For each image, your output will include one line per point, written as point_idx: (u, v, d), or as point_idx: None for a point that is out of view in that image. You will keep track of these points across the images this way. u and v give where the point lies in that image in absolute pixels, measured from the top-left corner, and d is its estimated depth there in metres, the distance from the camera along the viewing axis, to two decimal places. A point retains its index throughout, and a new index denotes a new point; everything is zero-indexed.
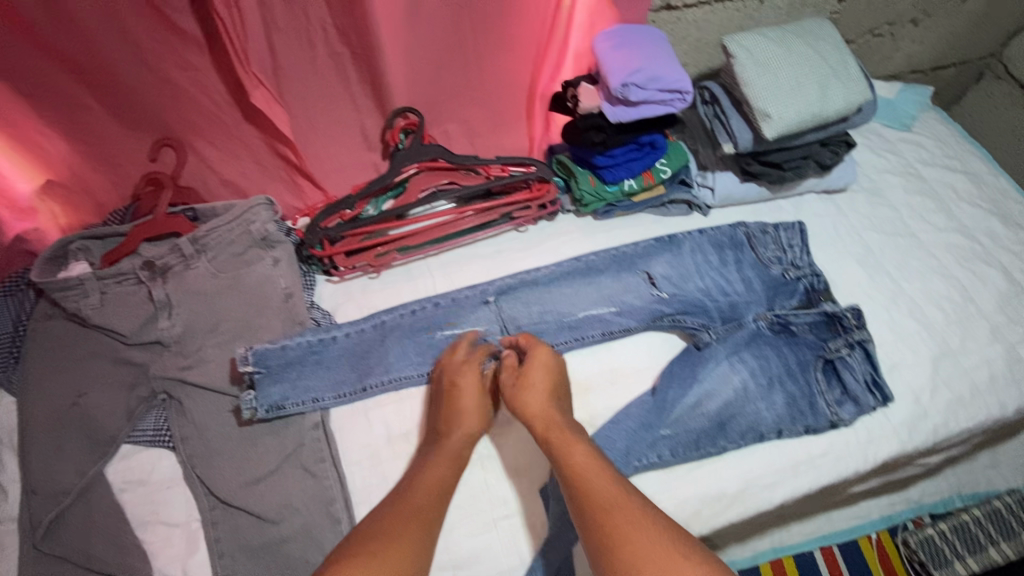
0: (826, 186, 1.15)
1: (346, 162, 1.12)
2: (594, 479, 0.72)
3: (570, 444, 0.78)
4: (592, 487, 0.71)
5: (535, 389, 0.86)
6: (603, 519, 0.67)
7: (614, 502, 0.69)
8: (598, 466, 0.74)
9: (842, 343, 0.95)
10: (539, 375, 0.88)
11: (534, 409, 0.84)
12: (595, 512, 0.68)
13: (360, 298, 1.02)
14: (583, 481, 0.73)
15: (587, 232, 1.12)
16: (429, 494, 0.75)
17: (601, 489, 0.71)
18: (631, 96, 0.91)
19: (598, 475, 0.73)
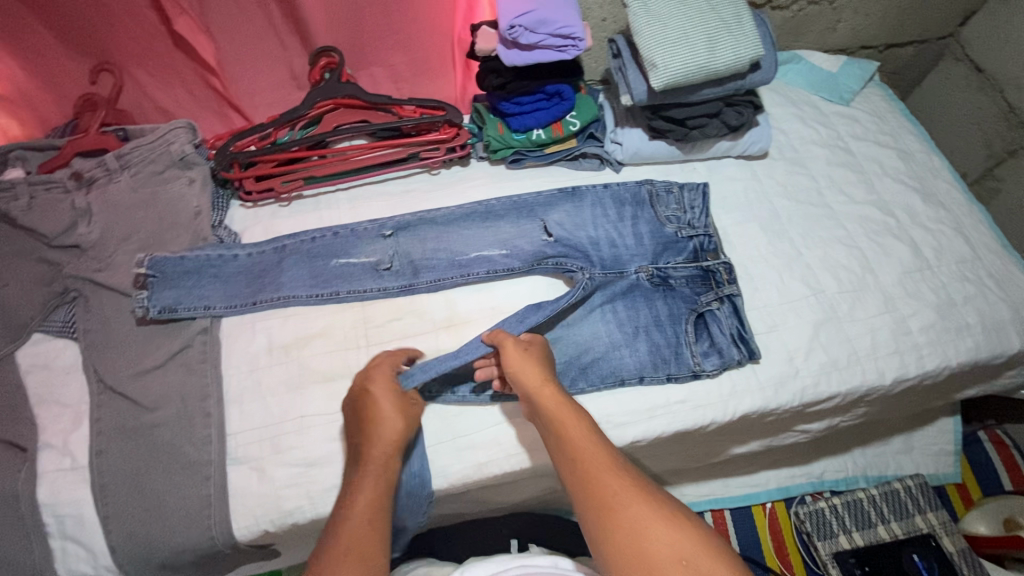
0: (742, 150, 1.15)
1: (276, 98, 1.20)
2: (591, 454, 0.77)
3: (572, 422, 0.80)
4: (592, 462, 0.75)
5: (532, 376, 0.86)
6: (601, 489, 0.73)
7: (613, 474, 0.74)
8: (598, 440, 0.79)
9: (712, 297, 1.00)
10: (533, 370, 0.86)
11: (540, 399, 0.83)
12: (597, 486, 0.73)
13: (267, 222, 1.09)
14: (584, 457, 0.76)
15: (496, 178, 1.16)
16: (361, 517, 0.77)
17: (600, 461, 0.76)
18: (520, 39, 0.94)
19: (599, 449, 0.77)
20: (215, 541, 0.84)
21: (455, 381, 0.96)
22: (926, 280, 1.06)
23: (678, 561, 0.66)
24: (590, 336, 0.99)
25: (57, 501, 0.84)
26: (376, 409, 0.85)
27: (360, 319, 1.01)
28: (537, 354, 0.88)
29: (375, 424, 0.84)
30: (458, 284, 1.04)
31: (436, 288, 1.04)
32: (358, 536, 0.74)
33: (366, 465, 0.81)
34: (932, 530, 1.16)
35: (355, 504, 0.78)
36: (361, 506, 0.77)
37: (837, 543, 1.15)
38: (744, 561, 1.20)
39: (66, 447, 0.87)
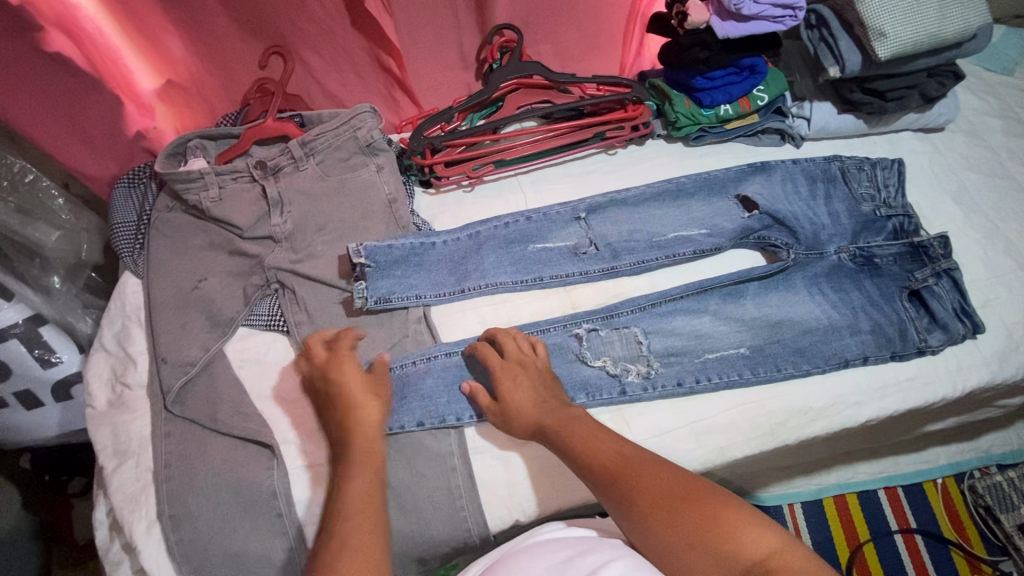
0: (925, 123, 1.12)
1: (442, 80, 1.16)
2: (597, 455, 0.74)
3: (569, 429, 0.78)
4: (605, 456, 0.74)
5: (519, 397, 0.82)
6: (608, 488, 0.71)
7: (618, 469, 0.72)
8: (602, 437, 0.77)
9: (928, 272, 0.96)
10: (524, 399, 0.81)
11: (531, 424, 0.80)
12: (612, 478, 0.72)
13: (456, 209, 1.06)
14: (596, 455, 0.75)
15: (677, 156, 1.13)
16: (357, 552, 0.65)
17: (612, 456, 0.74)
18: (744, 10, 0.90)
19: (603, 445, 0.76)
20: (471, 532, 0.83)
21: (677, 373, 0.92)
22: None
23: (689, 542, 0.64)
24: (810, 319, 0.96)
25: (310, 496, 0.82)
26: (343, 394, 0.81)
27: (568, 305, 0.99)
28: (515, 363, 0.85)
29: (352, 413, 0.80)
30: (661, 266, 1.01)
31: (637, 271, 1.01)
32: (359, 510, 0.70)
33: (347, 456, 0.77)
34: None
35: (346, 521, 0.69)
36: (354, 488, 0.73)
37: (1022, 514, 1.15)
38: (923, 536, 1.20)
39: (306, 442, 0.86)
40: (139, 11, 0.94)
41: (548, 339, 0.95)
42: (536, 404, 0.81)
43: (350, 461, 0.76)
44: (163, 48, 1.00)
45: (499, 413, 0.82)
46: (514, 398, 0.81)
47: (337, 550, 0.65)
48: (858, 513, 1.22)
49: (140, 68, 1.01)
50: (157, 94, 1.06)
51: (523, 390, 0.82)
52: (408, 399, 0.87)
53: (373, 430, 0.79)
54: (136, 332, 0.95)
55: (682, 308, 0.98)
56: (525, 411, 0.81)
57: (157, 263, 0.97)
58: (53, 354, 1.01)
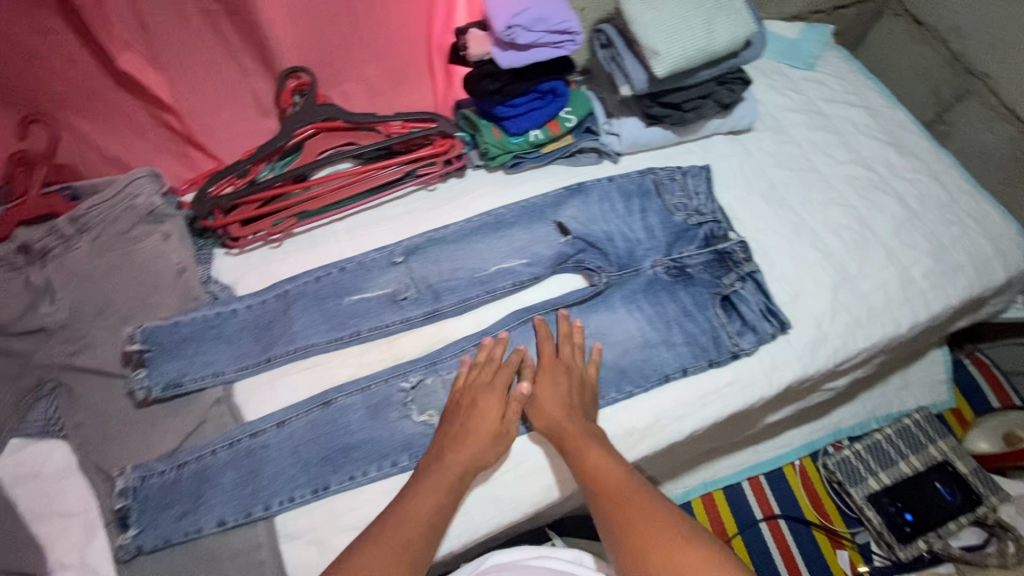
0: (731, 126, 1.16)
1: (242, 129, 1.08)
2: (611, 479, 0.78)
3: (584, 448, 0.81)
4: (614, 487, 0.77)
5: (551, 402, 0.86)
6: (617, 513, 0.75)
7: (630, 500, 0.76)
8: (618, 465, 0.80)
9: (734, 277, 0.99)
10: (481, 423, 0.84)
11: (556, 422, 0.84)
12: (617, 510, 0.75)
13: (262, 268, 0.98)
14: (607, 484, 0.78)
15: (497, 186, 1.11)
16: (407, 521, 0.75)
17: (622, 486, 0.77)
18: (518, 39, 0.89)
19: (617, 474, 0.79)
20: None
21: None
22: (918, 228, 1.12)
23: None
24: (630, 338, 0.96)
25: None
26: (471, 413, 0.85)
27: (389, 357, 0.94)
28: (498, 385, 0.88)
29: (471, 439, 0.83)
30: (484, 302, 0.99)
31: (460, 310, 0.98)
32: (417, 523, 0.75)
33: (438, 470, 0.80)
34: (945, 457, 1.25)
35: (414, 489, 0.78)
36: (419, 496, 0.77)
37: (868, 485, 1.21)
38: (785, 520, 1.24)
39: (86, 564, 0.78)
40: None
41: (368, 398, 0.89)
42: (563, 411, 0.85)
43: (455, 436, 0.83)
44: None
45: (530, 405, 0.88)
46: (472, 419, 0.84)
47: (380, 527, 0.74)
48: (726, 508, 1.25)
49: None
50: None
51: (494, 402, 0.86)
52: (205, 497, 0.80)
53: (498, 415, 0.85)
54: None
55: (507, 344, 0.95)
56: (478, 437, 0.83)
57: None
58: None
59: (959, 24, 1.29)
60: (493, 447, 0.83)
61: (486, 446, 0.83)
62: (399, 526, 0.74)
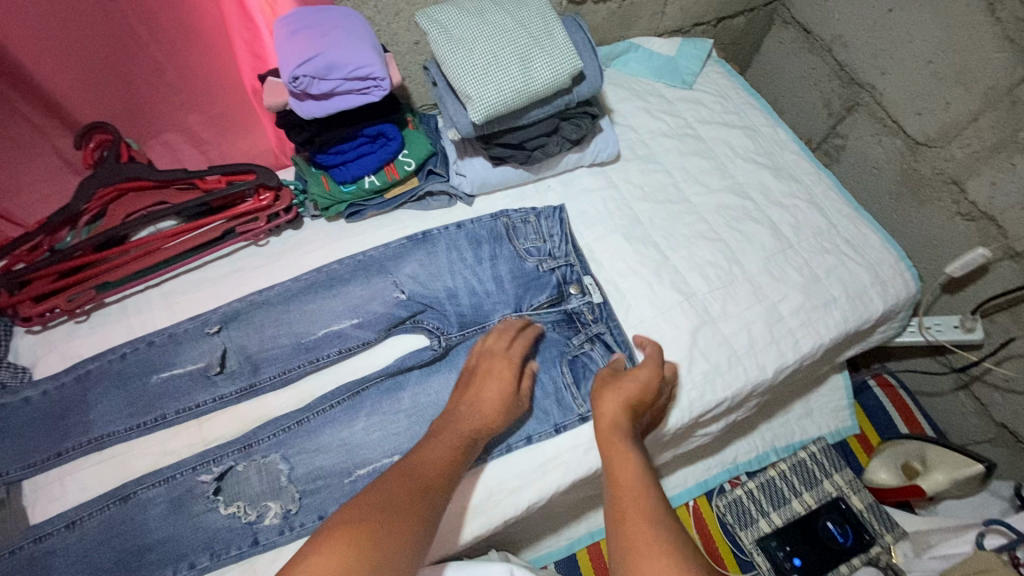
0: (591, 159, 1.08)
1: (51, 190, 1.00)
2: (632, 493, 0.68)
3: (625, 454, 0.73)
4: (630, 503, 0.67)
5: (617, 393, 0.81)
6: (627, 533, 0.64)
7: (646, 520, 0.65)
8: (649, 482, 0.70)
9: (583, 338, 0.95)
10: (497, 392, 0.83)
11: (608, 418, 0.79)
12: (628, 529, 0.65)
13: (63, 347, 0.91)
14: (628, 499, 0.68)
15: (335, 237, 1.03)
16: (405, 485, 0.69)
17: (641, 509, 0.66)
18: (311, 89, 0.81)
19: (643, 493, 0.68)
20: None
21: (320, 504, 0.83)
22: (789, 260, 1.06)
23: None
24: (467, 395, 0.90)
25: None
26: (487, 392, 0.83)
27: (199, 441, 0.88)
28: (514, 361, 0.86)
29: (485, 411, 0.82)
30: (311, 371, 0.92)
31: (281, 383, 0.91)
32: (430, 487, 0.70)
33: (450, 440, 0.77)
34: (840, 492, 1.19)
35: (435, 447, 0.76)
36: (436, 447, 0.76)
37: (758, 528, 1.16)
38: None
39: None
40: None
41: (167, 491, 0.81)
42: (619, 411, 0.79)
43: (474, 405, 0.82)
44: None
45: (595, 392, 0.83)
46: (485, 391, 0.83)
47: (367, 496, 0.67)
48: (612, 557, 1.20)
49: None
50: None
51: (494, 388, 0.83)
52: None
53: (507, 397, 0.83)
54: None
55: (333, 418, 0.87)
56: (492, 409, 0.82)
57: None
58: None
59: (843, 33, 1.21)
60: (500, 415, 0.82)
61: (500, 416, 0.82)
62: (407, 483, 0.69)
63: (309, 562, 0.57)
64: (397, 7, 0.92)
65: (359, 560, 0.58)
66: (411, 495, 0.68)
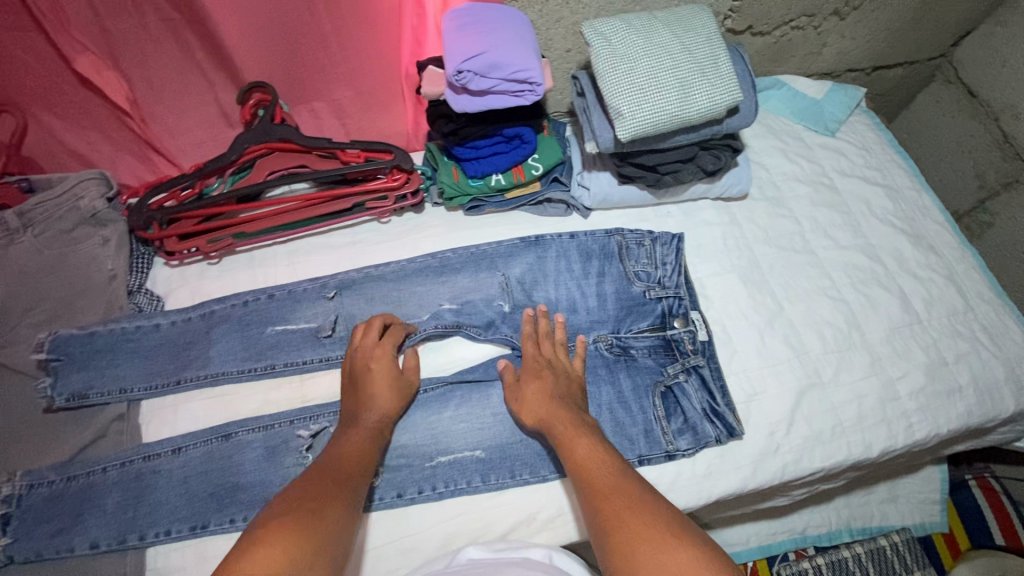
0: (719, 192, 1.05)
1: (205, 138, 1.07)
2: (597, 467, 0.71)
3: (576, 440, 0.75)
4: (597, 477, 0.70)
5: (535, 391, 0.83)
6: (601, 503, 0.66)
7: (614, 487, 0.67)
8: (607, 454, 0.73)
9: (679, 368, 0.91)
10: (382, 382, 0.84)
11: (540, 416, 0.81)
12: (603, 498, 0.66)
13: (195, 284, 0.98)
14: (594, 477, 0.70)
15: (451, 227, 1.05)
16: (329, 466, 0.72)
17: (605, 478, 0.69)
18: (470, 85, 0.83)
19: (604, 463, 0.71)
20: None
21: (401, 482, 0.84)
22: (915, 337, 0.99)
23: None
24: None
25: None
26: (374, 377, 0.85)
27: (299, 397, 0.92)
28: (389, 348, 0.88)
29: (374, 396, 0.83)
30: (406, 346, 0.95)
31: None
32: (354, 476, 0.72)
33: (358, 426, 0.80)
34: None
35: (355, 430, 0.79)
36: (352, 435, 0.78)
37: None
38: None
39: None
40: None
41: (268, 438, 0.86)
42: (549, 401, 0.82)
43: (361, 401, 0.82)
44: None
45: (515, 399, 0.85)
46: (370, 381, 0.84)
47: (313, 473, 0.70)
48: None
49: None
50: None
51: (381, 375, 0.85)
52: (84, 517, 0.78)
53: (388, 373, 0.85)
54: None
55: (426, 402, 0.89)
56: (381, 387, 0.84)
57: None
58: None
59: (1017, 103, 1.12)
60: (394, 390, 0.84)
61: (393, 393, 0.84)
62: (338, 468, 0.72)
63: (271, 536, 0.58)
64: (559, 14, 0.93)
65: (309, 537, 0.60)
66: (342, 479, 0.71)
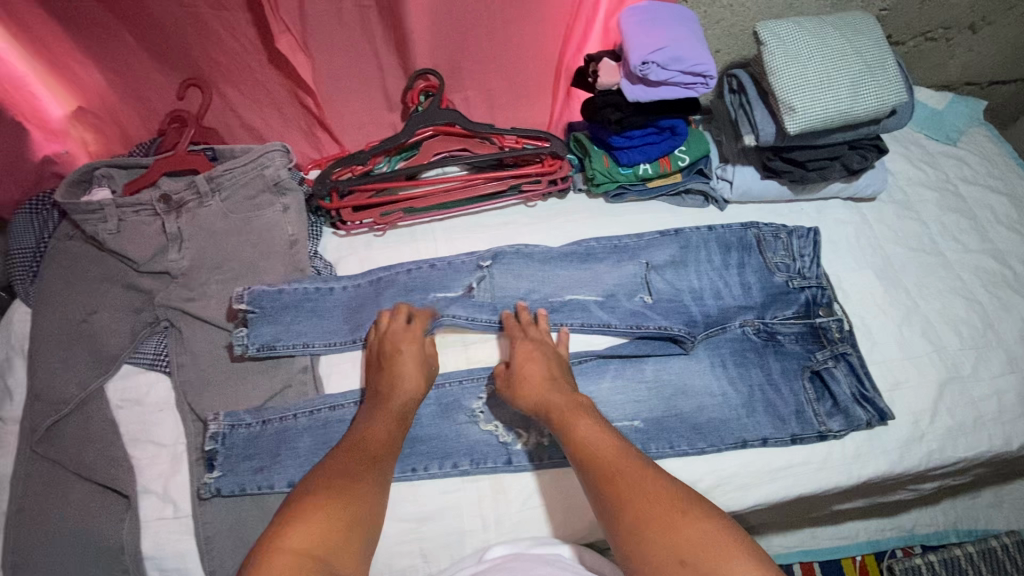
0: (852, 193, 1.10)
1: (366, 119, 1.14)
2: (603, 446, 0.76)
3: (578, 420, 0.79)
4: (604, 457, 0.74)
5: (530, 376, 0.86)
6: (609, 485, 0.71)
7: (619, 468, 0.72)
8: (609, 435, 0.77)
9: (827, 354, 0.95)
10: (409, 365, 0.85)
11: (538, 403, 0.83)
12: (609, 482, 0.71)
13: (363, 253, 1.05)
14: (602, 457, 0.74)
15: (595, 212, 1.11)
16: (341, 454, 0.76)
17: (611, 459, 0.74)
18: (651, 76, 0.88)
19: (610, 442, 0.76)
20: None
21: None
22: None
23: (683, 560, 0.62)
24: (704, 391, 0.94)
25: (160, 552, 0.81)
26: (402, 359, 0.85)
27: (463, 361, 0.97)
28: (417, 335, 0.89)
29: (398, 383, 0.84)
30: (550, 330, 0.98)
31: None
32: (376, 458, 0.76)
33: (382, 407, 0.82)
34: None
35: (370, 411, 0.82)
36: (380, 419, 0.80)
37: None
38: None
39: (167, 493, 0.84)
40: (47, 40, 0.93)
41: (442, 395, 0.92)
42: (547, 385, 0.84)
43: (382, 392, 0.83)
44: (75, 76, 0.99)
45: (510, 388, 0.87)
46: (393, 364, 0.85)
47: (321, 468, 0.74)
48: None
49: (49, 95, 0.99)
50: (70, 118, 1.03)
51: (405, 360, 0.85)
52: (282, 457, 0.85)
53: (416, 362, 0.86)
54: (18, 363, 0.93)
55: (583, 372, 0.94)
56: (409, 372, 0.85)
57: (47, 293, 0.95)
58: None
59: None
60: (419, 374, 0.86)
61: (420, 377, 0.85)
62: (352, 452, 0.76)
63: (289, 531, 0.64)
64: (721, 15, 0.99)
65: (328, 528, 0.65)
66: (366, 462, 0.75)
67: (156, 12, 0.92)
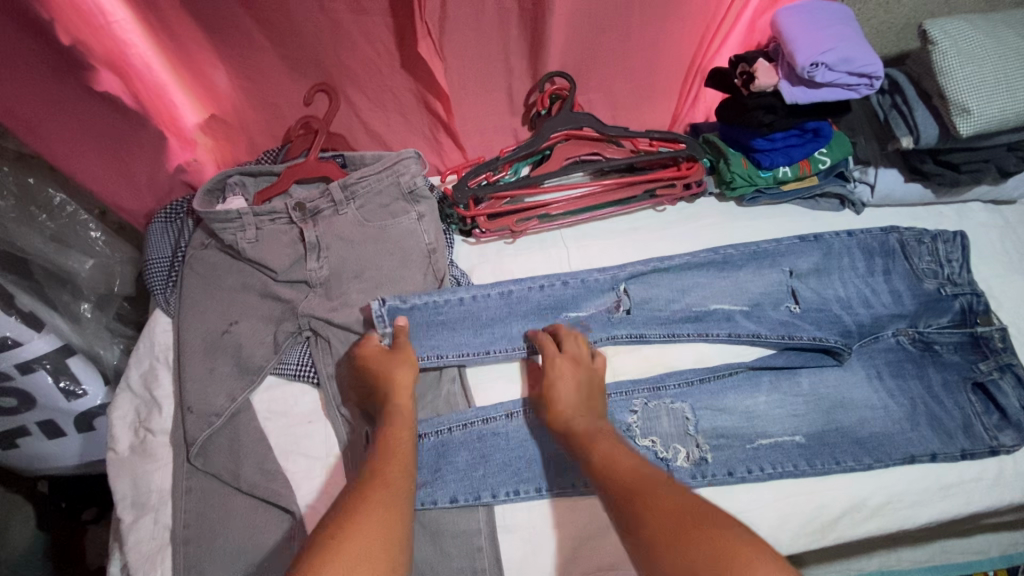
0: (997, 196, 1.06)
1: (490, 125, 1.12)
2: (622, 464, 0.69)
3: (596, 444, 0.73)
4: (622, 475, 0.67)
5: (562, 398, 0.81)
6: (625, 502, 0.63)
7: (637, 484, 0.64)
8: (630, 456, 0.70)
9: (991, 365, 0.91)
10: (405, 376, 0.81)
11: (569, 428, 0.78)
12: (623, 499, 0.63)
13: (495, 261, 1.05)
14: (616, 476, 0.67)
15: (726, 218, 1.09)
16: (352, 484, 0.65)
17: (630, 476, 0.66)
18: (818, 77, 0.86)
19: (625, 461, 0.69)
20: None
21: (727, 460, 0.86)
22: None
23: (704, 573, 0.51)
24: (863, 404, 0.91)
25: None
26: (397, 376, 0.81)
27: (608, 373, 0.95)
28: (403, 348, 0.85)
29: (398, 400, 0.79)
30: (696, 341, 0.95)
31: (668, 340, 0.96)
32: (393, 484, 0.64)
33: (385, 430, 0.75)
34: None
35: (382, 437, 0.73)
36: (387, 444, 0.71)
37: None
38: None
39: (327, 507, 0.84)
40: (189, 49, 0.92)
41: None
42: (575, 408, 0.80)
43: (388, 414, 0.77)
44: (210, 84, 0.98)
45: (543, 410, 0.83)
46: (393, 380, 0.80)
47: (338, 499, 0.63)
48: None
49: (184, 103, 1.00)
50: (201, 127, 1.04)
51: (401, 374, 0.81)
52: (442, 472, 0.85)
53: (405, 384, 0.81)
54: (162, 373, 0.93)
55: (736, 385, 0.92)
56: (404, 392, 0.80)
57: (188, 304, 0.94)
58: (79, 387, 0.99)
59: None
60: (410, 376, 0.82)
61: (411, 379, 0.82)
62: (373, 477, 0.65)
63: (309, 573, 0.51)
64: (871, 15, 0.97)
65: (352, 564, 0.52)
66: (381, 486, 0.63)
67: (298, 17, 0.88)
